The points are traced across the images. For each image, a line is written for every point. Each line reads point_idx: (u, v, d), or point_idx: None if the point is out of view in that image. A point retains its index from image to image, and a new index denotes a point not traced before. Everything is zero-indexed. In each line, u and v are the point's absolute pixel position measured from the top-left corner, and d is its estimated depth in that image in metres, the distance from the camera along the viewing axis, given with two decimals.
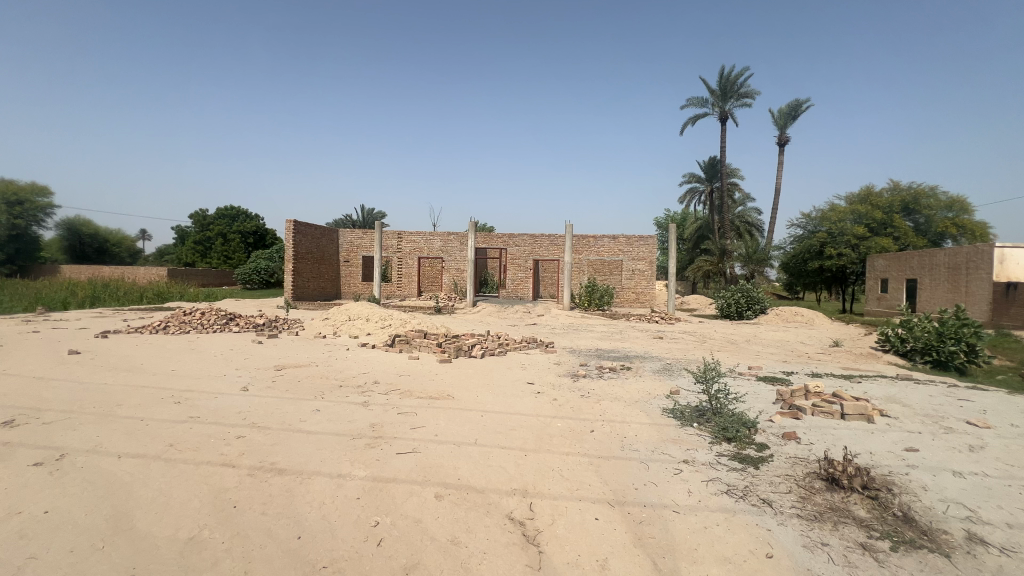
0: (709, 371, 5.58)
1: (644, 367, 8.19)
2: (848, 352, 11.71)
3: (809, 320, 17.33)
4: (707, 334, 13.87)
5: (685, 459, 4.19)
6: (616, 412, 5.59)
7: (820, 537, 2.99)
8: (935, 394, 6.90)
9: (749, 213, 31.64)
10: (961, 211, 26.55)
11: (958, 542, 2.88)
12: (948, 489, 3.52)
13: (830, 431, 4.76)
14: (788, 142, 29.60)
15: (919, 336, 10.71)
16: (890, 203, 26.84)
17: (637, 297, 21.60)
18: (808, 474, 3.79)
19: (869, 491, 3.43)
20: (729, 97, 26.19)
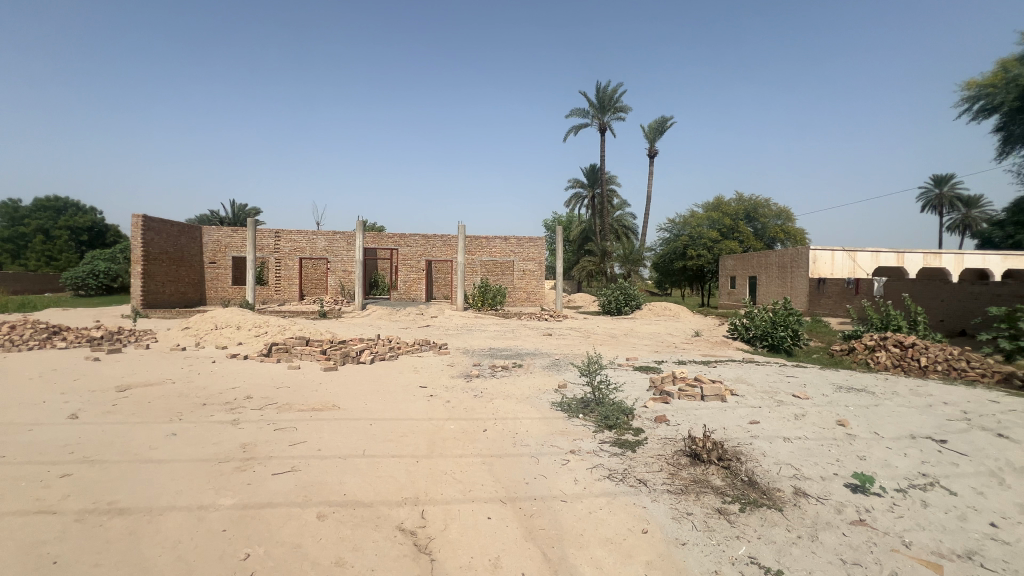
0: (592, 364, 5.96)
1: (534, 364, 8.48)
2: (706, 340, 13.39)
3: (675, 314, 19.47)
4: (591, 330, 14.88)
5: (572, 450, 4.42)
6: (508, 409, 5.71)
7: (685, 508, 3.34)
8: (771, 373, 8.17)
9: (626, 217, 34.61)
10: (786, 219, 31.98)
11: (788, 496, 3.43)
12: (781, 453, 4.18)
13: (693, 411, 5.37)
14: (656, 154, 32.95)
15: (758, 325, 12.62)
16: (736, 211, 31.29)
17: (528, 296, 22.38)
18: (676, 452, 4.24)
19: (723, 461, 3.93)
20: (607, 110, 28.37)
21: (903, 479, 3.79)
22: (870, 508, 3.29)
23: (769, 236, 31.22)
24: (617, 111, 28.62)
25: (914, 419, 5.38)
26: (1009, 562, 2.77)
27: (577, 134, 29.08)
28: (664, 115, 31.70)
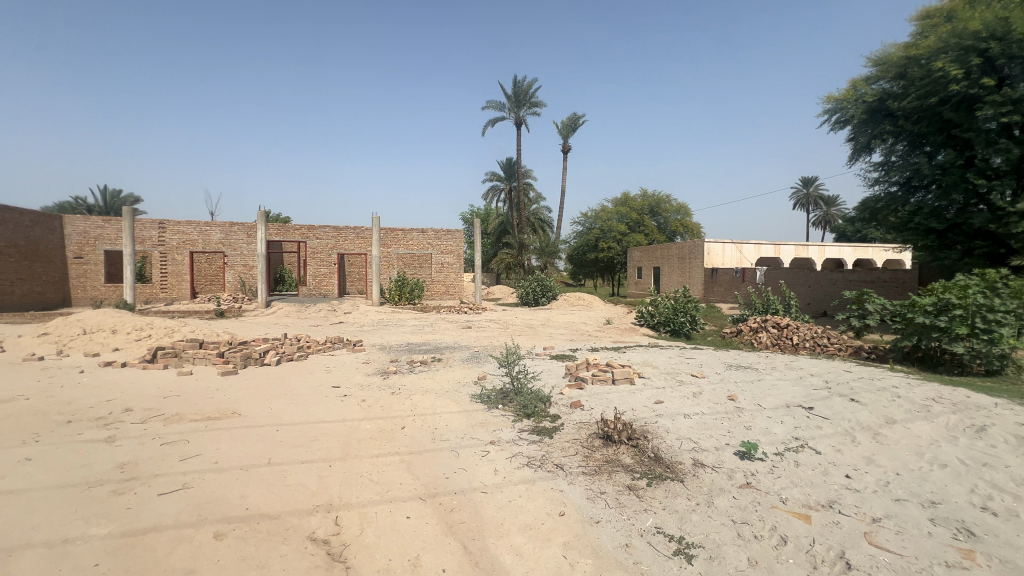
0: (511, 355, 6.05)
1: (454, 357, 8.41)
2: (617, 328, 14.19)
3: (589, 303, 20.40)
4: (509, 321, 15.09)
5: (491, 440, 4.46)
6: (427, 404, 5.61)
7: (599, 487, 3.52)
8: (673, 356, 8.88)
9: (541, 210, 35.51)
10: (685, 215, 34.88)
11: (688, 468, 3.76)
12: (682, 429, 4.57)
13: (604, 395, 5.67)
14: (570, 150, 34.11)
15: (662, 312, 13.66)
16: (642, 206, 33.50)
17: (447, 289, 22.12)
18: (590, 435, 4.45)
19: (632, 440, 4.19)
20: (523, 105, 28.72)
21: (780, 444, 4.32)
22: (754, 472, 3.71)
23: (670, 230, 33.83)
24: (532, 106, 29.12)
25: (788, 390, 6.15)
26: (859, 506, 3.26)
27: (494, 126, 29.16)
28: (575, 112, 32.85)
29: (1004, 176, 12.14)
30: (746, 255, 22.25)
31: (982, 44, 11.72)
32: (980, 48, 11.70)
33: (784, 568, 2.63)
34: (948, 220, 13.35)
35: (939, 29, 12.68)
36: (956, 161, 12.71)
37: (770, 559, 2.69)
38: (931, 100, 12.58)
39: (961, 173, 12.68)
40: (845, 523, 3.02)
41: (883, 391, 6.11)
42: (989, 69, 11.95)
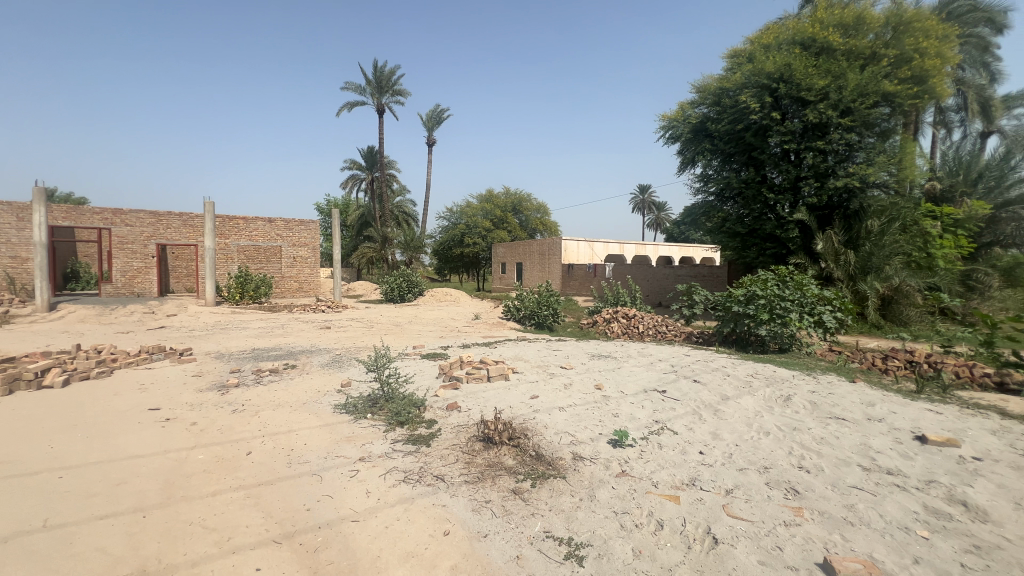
0: (380, 357, 5.51)
1: (311, 363, 7.47)
2: (485, 323, 14.30)
3: (456, 299, 20.27)
4: (374, 319, 14.16)
5: (361, 457, 3.96)
6: (279, 421, 4.80)
7: (483, 496, 3.32)
8: (541, 349, 9.15)
9: (406, 204, 34.41)
10: (544, 213, 36.86)
11: (569, 463, 3.78)
12: (559, 423, 4.63)
13: (481, 394, 5.51)
14: (435, 143, 33.61)
15: (528, 305, 14.13)
16: (505, 204, 34.53)
17: (300, 286, 19.96)
18: (470, 438, 4.25)
19: (514, 440, 4.09)
20: (385, 91, 27.30)
21: (644, 428, 4.64)
22: (627, 460, 3.89)
23: (531, 228, 35.53)
24: (395, 94, 27.85)
25: (643, 376, 6.75)
26: (714, 480, 3.61)
27: (352, 110, 27.16)
28: (439, 105, 32.43)
29: (785, 191, 15.12)
30: (597, 253, 24.54)
31: (772, 84, 14.40)
32: (772, 87, 14.43)
33: (665, 553, 2.74)
34: (748, 226, 16.28)
35: (743, 67, 15.22)
36: (754, 178, 15.52)
37: (652, 546, 2.79)
38: (738, 126, 15.20)
39: (758, 188, 15.55)
40: (707, 499, 3.29)
41: (716, 370, 7.06)
42: (776, 105, 14.79)
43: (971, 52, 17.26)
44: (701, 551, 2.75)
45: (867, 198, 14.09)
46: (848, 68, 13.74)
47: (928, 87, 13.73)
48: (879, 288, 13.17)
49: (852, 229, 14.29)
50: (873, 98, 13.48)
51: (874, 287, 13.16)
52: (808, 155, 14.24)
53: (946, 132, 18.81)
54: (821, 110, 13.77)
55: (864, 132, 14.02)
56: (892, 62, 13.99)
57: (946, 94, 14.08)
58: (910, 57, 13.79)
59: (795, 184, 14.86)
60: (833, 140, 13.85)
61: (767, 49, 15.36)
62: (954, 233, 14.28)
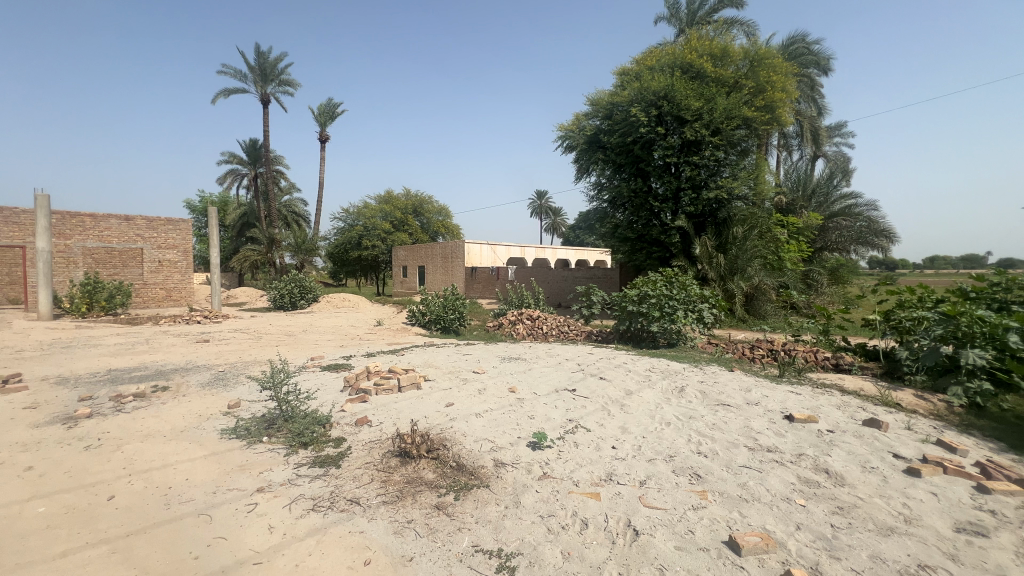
0: (276, 373, 4.95)
1: (187, 383, 6.51)
2: (388, 329, 13.72)
3: (355, 305, 19.21)
4: (262, 329, 12.85)
5: (260, 487, 3.52)
6: (151, 454, 4.09)
7: (405, 516, 3.13)
8: (450, 354, 8.99)
9: (295, 203, 31.86)
10: (446, 216, 36.51)
11: (491, 471, 3.72)
12: (477, 430, 4.54)
13: (393, 405, 5.22)
14: (328, 139, 31.58)
15: (433, 310, 13.84)
16: (406, 206, 33.58)
17: (167, 294, 17.42)
18: (385, 455, 4.00)
19: (432, 453, 3.93)
20: (270, 80, 25.01)
21: (559, 428, 4.75)
22: (547, 461, 3.93)
23: (433, 230, 34.93)
24: (282, 83, 25.62)
25: (553, 376, 6.92)
26: (629, 473, 3.80)
27: (230, 97, 24.42)
28: (332, 99, 30.52)
29: (667, 201, 16.65)
30: (500, 256, 24.92)
31: (656, 102, 15.79)
32: (655, 105, 15.81)
33: (593, 551, 2.81)
34: (636, 231, 17.61)
35: (631, 84, 16.49)
36: (641, 188, 16.84)
37: (580, 547, 2.84)
38: (627, 139, 16.41)
39: (645, 197, 16.93)
40: (625, 493, 3.45)
41: (618, 367, 7.51)
42: (660, 122, 16.23)
43: (805, 87, 20.57)
44: (625, 545, 2.86)
45: (732, 208, 16.08)
46: (716, 94, 15.57)
47: (775, 115, 16.09)
48: (743, 287, 15.06)
49: (721, 235, 16.20)
50: (736, 121, 15.44)
51: (740, 286, 15.08)
52: (686, 168, 15.86)
53: (785, 153, 22.17)
54: (696, 129, 15.43)
55: (729, 151, 16.00)
56: (750, 91, 16.16)
57: (788, 122, 16.62)
58: (763, 89, 15.99)
59: (675, 194, 16.44)
60: (705, 156, 15.59)
61: (651, 70, 16.79)
62: (797, 240, 16.89)
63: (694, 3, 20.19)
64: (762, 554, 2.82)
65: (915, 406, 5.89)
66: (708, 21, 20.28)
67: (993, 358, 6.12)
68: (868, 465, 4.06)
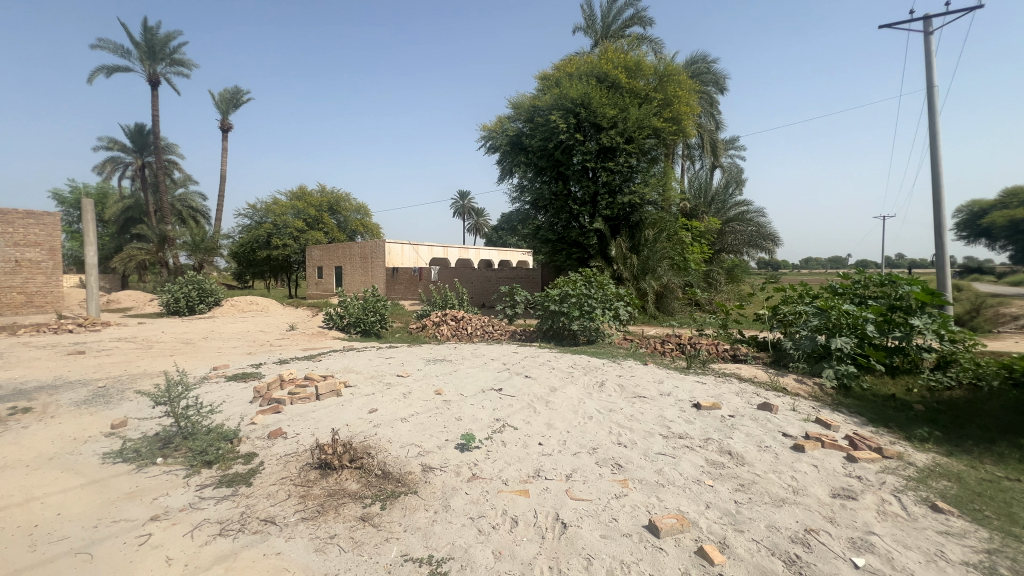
0: (172, 386, 4.43)
1: (56, 402, 5.62)
2: (303, 333, 12.89)
3: (264, 308, 17.82)
4: (152, 337, 11.47)
5: (155, 515, 3.14)
6: (11, 488, 3.48)
7: (327, 531, 2.96)
8: (372, 358, 8.64)
9: (192, 197, 28.84)
10: (365, 214, 34.94)
11: (419, 477, 3.64)
12: (404, 435, 4.41)
13: (310, 415, 4.90)
14: (231, 128, 28.95)
15: (352, 312, 13.23)
16: (320, 203, 31.63)
17: (28, 299, 14.94)
18: (303, 468, 3.75)
19: (356, 462, 3.76)
20: (160, 59, 22.38)
21: (487, 428, 4.75)
22: (476, 462, 3.92)
23: (351, 229, 33.34)
24: (174, 64, 23.04)
25: (479, 376, 6.91)
26: (556, 468, 3.90)
27: (109, 75, 21.48)
28: (235, 85, 28.05)
29: (585, 204, 17.34)
30: (422, 255, 24.50)
31: (574, 108, 16.39)
32: (574, 112, 16.40)
33: (523, 548, 2.85)
34: (557, 233, 18.12)
35: (551, 90, 16.99)
36: (561, 191, 17.39)
37: (511, 545, 2.87)
38: (548, 143, 16.85)
39: (565, 200, 17.50)
40: (552, 487, 3.54)
41: (543, 364, 7.68)
42: (578, 128, 16.86)
43: (705, 102, 22.44)
44: (553, 539, 2.94)
45: (644, 213, 17.12)
46: (630, 104, 16.52)
47: (681, 127, 17.42)
48: (653, 286, 16.21)
49: (634, 237, 17.19)
50: (647, 130, 16.46)
51: (651, 285, 16.21)
52: (603, 173, 16.67)
53: (688, 162, 24.10)
54: (612, 137, 16.27)
55: (641, 158, 17.01)
56: (659, 104, 17.32)
57: (691, 134, 18.04)
58: (670, 102, 17.20)
59: (593, 198, 17.18)
60: (620, 162, 16.48)
61: (570, 77, 17.40)
62: (699, 242, 18.40)
63: (608, 17, 21.24)
64: (677, 534, 3.04)
65: (798, 390, 6.68)
66: (621, 35, 21.45)
67: (856, 345, 7.11)
68: (763, 445, 4.54)
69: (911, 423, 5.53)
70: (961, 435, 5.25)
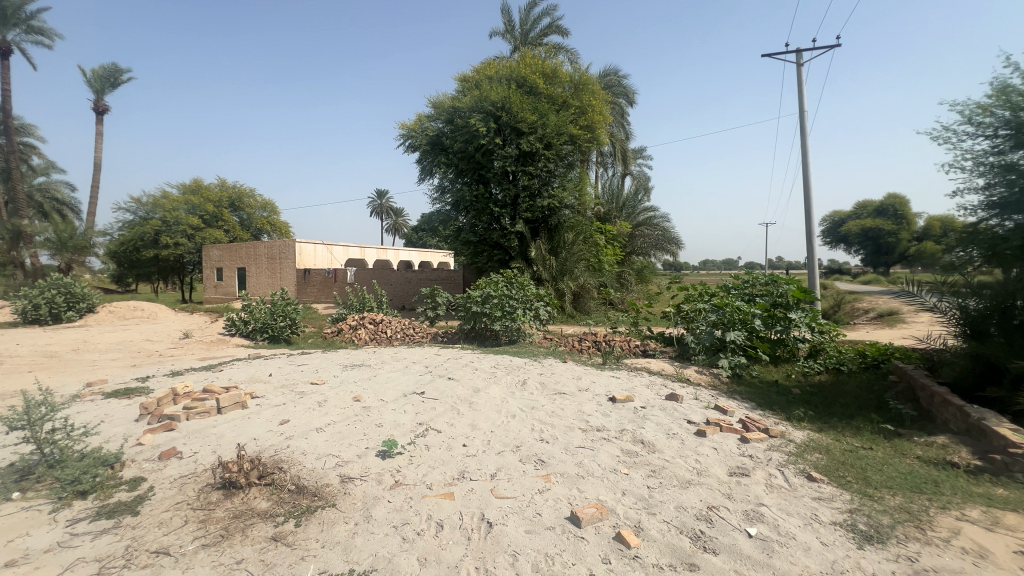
0: (33, 407, 3.79)
1: None
2: (199, 341, 11.68)
3: (152, 314, 15.87)
4: (4, 351, 9.74)
5: (13, 560, 2.68)
6: None
7: (233, 556, 2.73)
8: (282, 365, 8.05)
9: (56, 186, 24.89)
10: (272, 211, 32.22)
11: (337, 489, 3.45)
12: (319, 446, 4.16)
13: (210, 430, 4.45)
14: (107, 111, 25.46)
15: (258, 317, 12.21)
16: (220, 198, 28.52)
17: None
18: (203, 490, 3.42)
19: (265, 478, 3.49)
20: (12, 24, 19.10)
21: (410, 433, 4.65)
22: (399, 469, 3.80)
23: (255, 228, 30.73)
24: (32, 31, 19.77)
25: (401, 380, 6.71)
26: (480, 468, 3.91)
27: None
28: (113, 62, 24.74)
29: (506, 206, 17.56)
30: (337, 256, 23.29)
31: (495, 112, 16.54)
32: (495, 115, 16.56)
33: (449, 552, 2.83)
34: (478, 235, 18.11)
35: (471, 92, 17.03)
36: (483, 193, 17.43)
37: (436, 550, 2.83)
38: (470, 145, 16.83)
39: (486, 202, 17.55)
40: (477, 488, 3.55)
41: (465, 366, 7.67)
42: (499, 131, 17.02)
43: (616, 112, 23.80)
44: (480, 539, 2.95)
45: (561, 216, 17.67)
46: (548, 110, 17.00)
47: (595, 134, 18.28)
48: (571, 287, 16.94)
49: (553, 239, 17.73)
50: (565, 137, 17.07)
51: (569, 286, 16.93)
52: (523, 177, 17.03)
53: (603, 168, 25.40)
54: (531, 142, 16.66)
55: (558, 164, 17.59)
56: (575, 112, 18.01)
57: (604, 142, 19.01)
58: (585, 110, 17.94)
59: (514, 200, 17.47)
60: (539, 167, 16.93)
61: (491, 81, 17.57)
62: (612, 245, 19.47)
63: (526, 24, 21.76)
64: (597, 522, 3.19)
65: (700, 380, 7.34)
66: (539, 43, 22.05)
67: (746, 338, 7.99)
68: (671, 432, 4.92)
69: (790, 405, 6.31)
70: (829, 413, 6.08)
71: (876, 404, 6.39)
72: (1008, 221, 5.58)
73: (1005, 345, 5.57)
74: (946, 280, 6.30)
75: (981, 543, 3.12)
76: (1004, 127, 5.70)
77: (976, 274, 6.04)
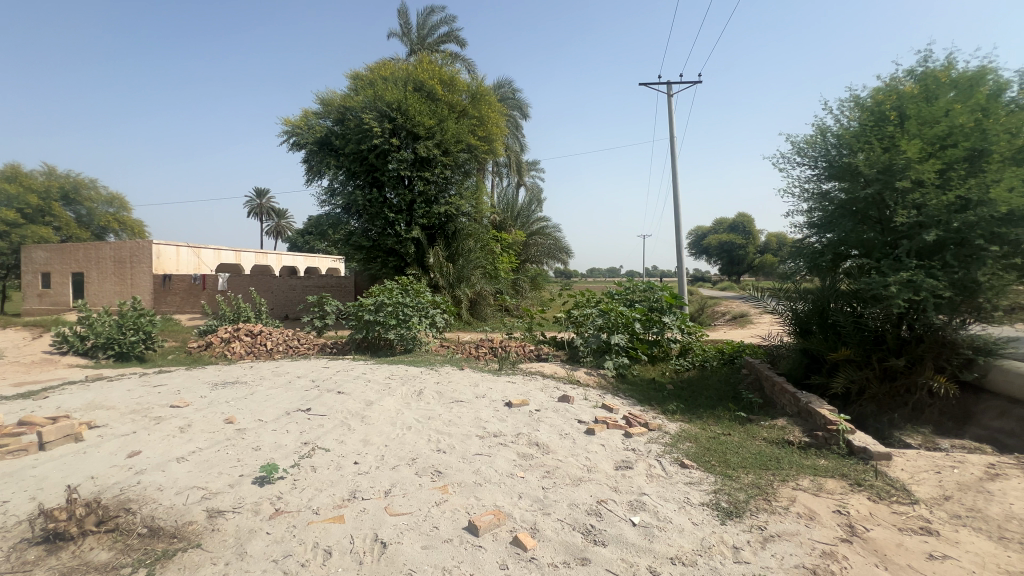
0: None
1: None
2: (13, 363, 9.48)
3: None
4: None
5: None
6: None
7: None
8: (132, 387, 6.88)
9: None
10: (121, 207, 27.53)
11: (202, 525, 3.04)
12: (180, 478, 3.62)
13: (28, 472, 3.64)
14: None
15: (100, 331, 10.29)
16: (47, 188, 23.78)
17: None
18: (17, 548, 2.79)
19: (107, 524, 2.96)
20: None
21: (293, 454, 4.25)
22: (279, 495, 3.45)
23: (98, 225, 26.08)
24: None
25: (282, 397, 6.12)
26: (373, 486, 3.71)
27: None
28: None
29: (402, 212, 17.03)
30: (206, 261, 20.85)
31: (390, 113, 16.16)
32: (391, 117, 16.21)
33: None
34: (371, 240, 17.28)
35: (365, 91, 16.38)
36: (377, 198, 16.74)
37: None
38: (363, 146, 16.10)
39: (380, 207, 16.84)
40: (370, 507, 3.35)
41: (357, 378, 7.24)
42: (394, 134, 16.56)
43: (511, 125, 24.48)
44: (372, 562, 2.79)
45: (458, 223, 17.60)
46: (446, 117, 16.93)
47: (491, 145, 18.54)
48: (468, 294, 17.08)
49: (451, 246, 17.66)
50: (462, 145, 17.08)
51: (466, 292, 17.07)
52: (419, 182, 16.73)
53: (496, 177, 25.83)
54: (428, 147, 16.44)
55: (455, 171, 17.50)
56: (472, 121, 18.13)
57: (500, 153, 19.37)
58: (482, 120, 18.14)
59: (410, 206, 17.03)
60: (434, 173, 16.76)
61: (386, 81, 17.05)
62: (508, 253, 19.97)
63: (423, 30, 21.53)
64: (495, 528, 3.21)
65: (589, 381, 7.78)
66: (436, 50, 21.94)
67: (628, 340, 8.69)
68: (564, 433, 5.14)
69: (665, 400, 6.97)
70: (696, 405, 6.85)
71: (733, 395, 7.35)
72: (823, 238, 6.85)
73: (824, 340, 6.76)
74: (783, 287, 7.44)
75: (811, 507, 3.73)
76: (821, 161, 6.84)
77: (803, 281, 7.20)
